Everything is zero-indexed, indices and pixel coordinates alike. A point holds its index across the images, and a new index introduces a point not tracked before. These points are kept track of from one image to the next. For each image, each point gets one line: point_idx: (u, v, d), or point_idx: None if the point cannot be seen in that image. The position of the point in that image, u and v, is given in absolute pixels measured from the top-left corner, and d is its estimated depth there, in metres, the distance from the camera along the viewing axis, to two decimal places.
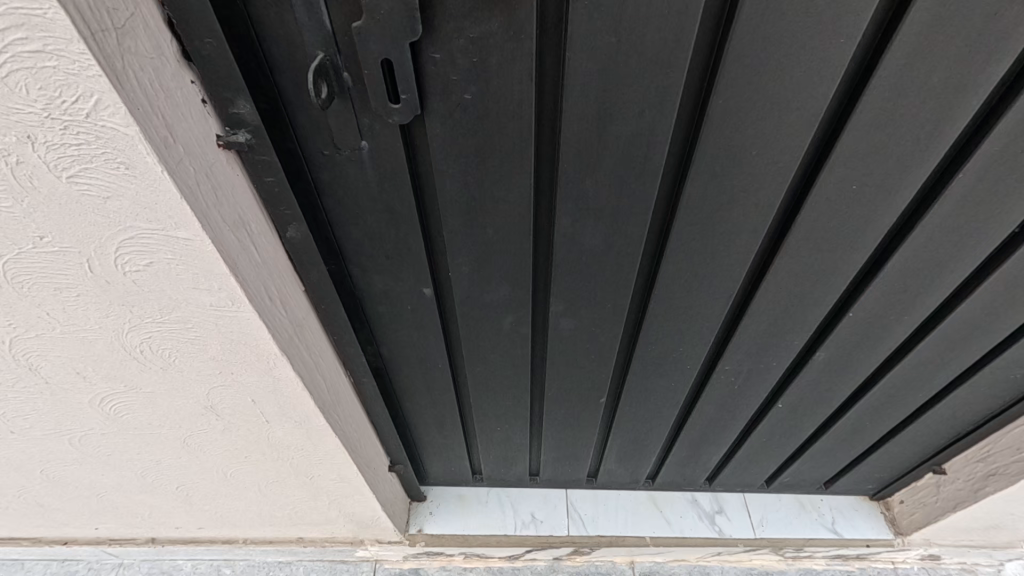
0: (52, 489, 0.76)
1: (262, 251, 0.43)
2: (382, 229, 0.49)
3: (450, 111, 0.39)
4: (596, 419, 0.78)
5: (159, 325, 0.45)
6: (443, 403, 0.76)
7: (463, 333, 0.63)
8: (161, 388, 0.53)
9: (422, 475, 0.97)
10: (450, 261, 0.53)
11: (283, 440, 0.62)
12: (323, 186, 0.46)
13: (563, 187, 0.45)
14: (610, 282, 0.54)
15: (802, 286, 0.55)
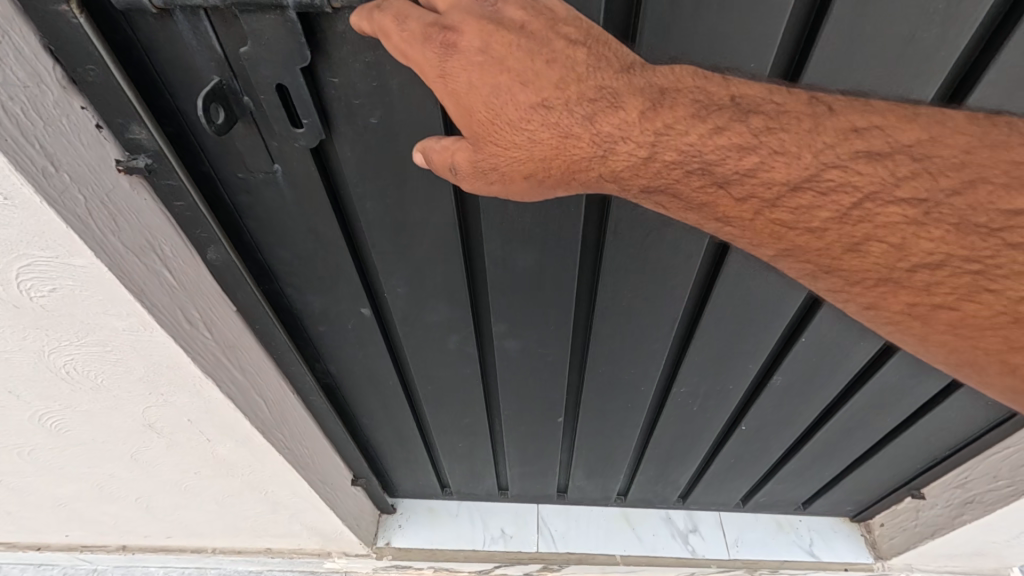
0: (13, 499, 0.76)
1: (178, 274, 0.42)
2: (310, 251, 0.48)
3: (358, 134, 0.38)
4: (558, 437, 0.77)
5: (78, 348, 0.43)
6: (400, 418, 0.75)
7: (409, 351, 0.61)
8: (93, 411, 0.51)
9: (390, 487, 0.96)
10: (384, 281, 0.52)
11: (228, 457, 0.60)
12: (244, 207, 0.45)
13: (486, 210, 0.44)
14: (549, 303, 0.52)
15: (750, 311, 0.53)
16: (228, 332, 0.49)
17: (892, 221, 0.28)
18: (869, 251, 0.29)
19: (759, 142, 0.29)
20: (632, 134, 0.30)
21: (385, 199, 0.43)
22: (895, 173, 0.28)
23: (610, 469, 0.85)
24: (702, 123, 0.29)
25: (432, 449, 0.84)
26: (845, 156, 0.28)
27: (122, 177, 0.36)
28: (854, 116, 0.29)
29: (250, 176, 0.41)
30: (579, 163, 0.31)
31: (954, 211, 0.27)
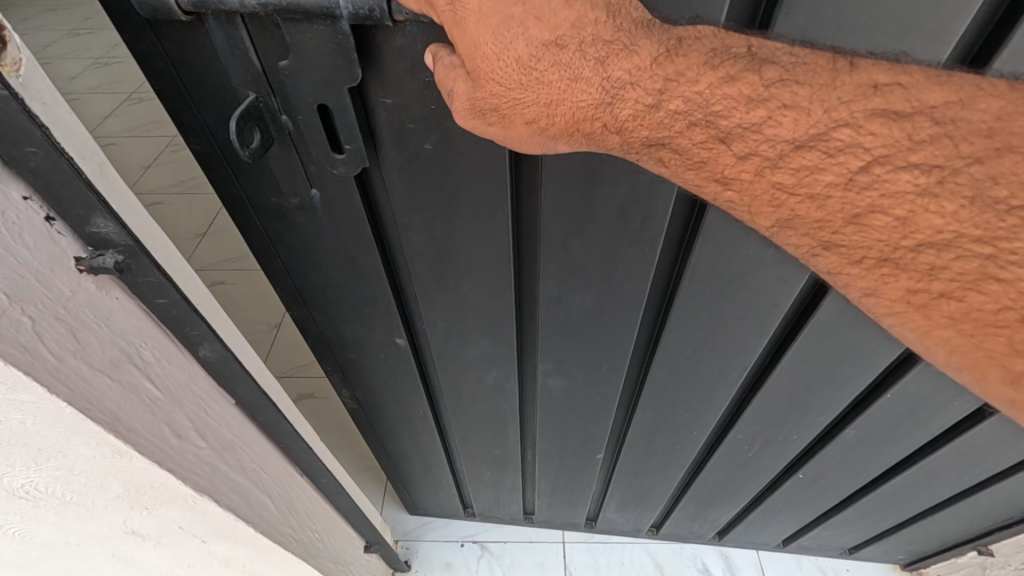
0: None
1: (161, 384, 0.33)
2: (345, 280, 0.44)
3: (408, 162, 0.33)
4: (594, 471, 0.72)
5: (27, 493, 0.32)
6: (427, 445, 0.70)
7: (444, 383, 0.57)
8: (52, 551, 0.41)
9: (411, 506, 0.92)
10: (423, 313, 0.47)
11: (227, 561, 0.51)
12: (274, 234, 0.40)
13: (547, 246, 0.38)
14: (603, 344, 0.47)
15: (835, 361, 0.46)
16: (224, 432, 0.40)
17: (897, 191, 0.24)
18: (949, 269, 0.24)
19: (771, 94, 0.24)
20: (643, 80, 0.24)
21: (431, 231, 0.38)
22: (912, 138, 0.23)
23: (646, 505, 0.80)
24: (713, 70, 0.24)
25: (457, 476, 0.80)
26: (860, 115, 0.23)
27: (85, 279, 0.27)
28: (878, 71, 0.24)
29: (283, 202, 0.37)
30: (588, 111, 0.25)
31: (971, 184, 0.23)
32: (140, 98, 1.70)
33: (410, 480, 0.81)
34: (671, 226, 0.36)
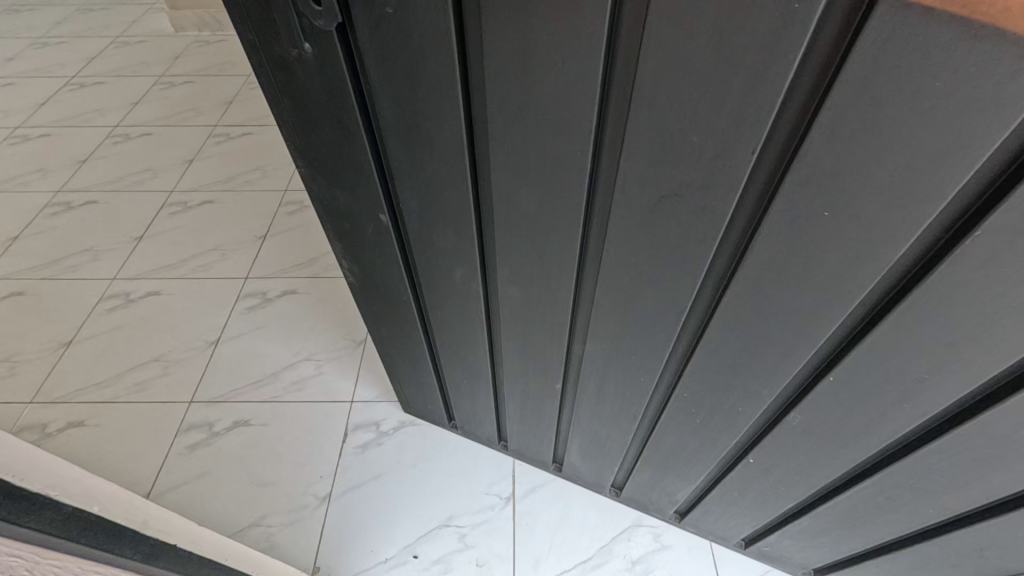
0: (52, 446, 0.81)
1: None
2: (336, 143, 0.50)
3: (376, 25, 0.38)
4: (557, 403, 0.75)
5: None
6: (414, 337, 0.78)
7: (422, 273, 0.62)
8: None
9: (404, 402, 1.01)
10: (398, 192, 0.52)
11: None
12: (282, 86, 0.47)
13: (494, 135, 0.42)
14: (550, 255, 0.50)
15: (772, 323, 0.44)
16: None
17: None
18: None
19: None
20: None
21: (399, 100, 0.43)
22: None
23: (605, 454, 0.82)
24: None
25: (438, 379, 0.87)
26: None
27: None
28: None
29: (286, 51, 0.43)
30: None
31: None
32: (80, 84, 1.83)
33: (400, 371, 0.90)
34: (604, 128, 0.38)
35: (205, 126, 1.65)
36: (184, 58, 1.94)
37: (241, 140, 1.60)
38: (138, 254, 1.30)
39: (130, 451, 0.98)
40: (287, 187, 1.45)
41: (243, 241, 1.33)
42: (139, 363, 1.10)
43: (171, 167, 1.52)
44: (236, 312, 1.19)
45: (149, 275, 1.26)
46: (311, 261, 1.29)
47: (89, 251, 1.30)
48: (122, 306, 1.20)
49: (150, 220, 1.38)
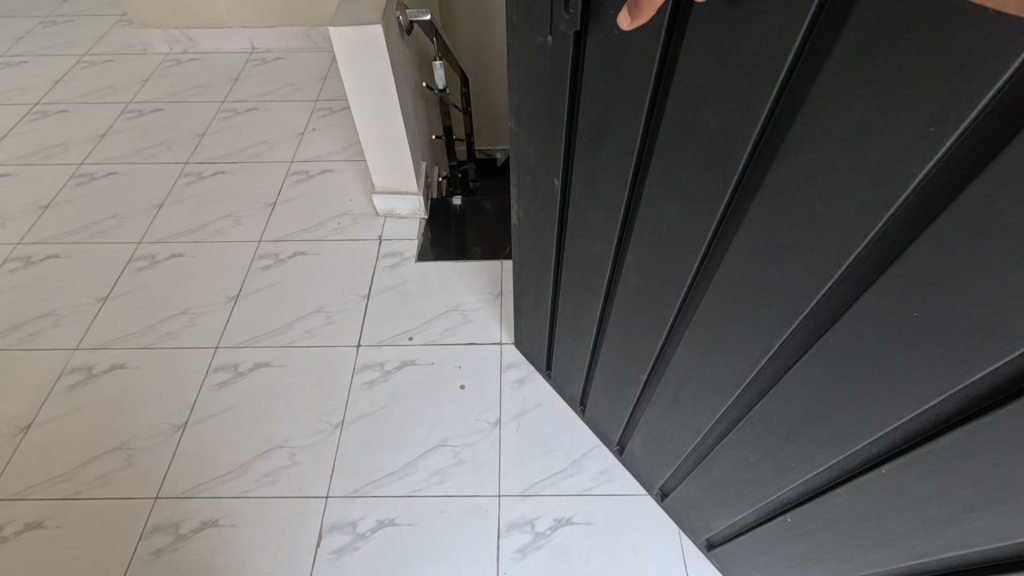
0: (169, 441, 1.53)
1: None
2: (545, 121, 1.04)
3: (595, 55, 0.84)
4: (638, 359, 1.18)
5: None
6: (541, 259, 1.35)
7: (567, 217, 1.14)
8: None
9: (521, 314, 1.67)
10: (573, 163, 1.03)
11: None
12: (527, 79, 1.02)
13: (660, 152, 0.83)
14: (686, 257, 0.89)
15: (837, 375, 0.74)
16: None
17: None
18: None
19: None
20: None
21: (586, 89, 0.90)
22: None
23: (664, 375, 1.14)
24: None
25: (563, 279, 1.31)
26: None
27: None
28: None
29: (535, 41, 0.94)
30: None
31: None
32: (43, 115, 3.14)
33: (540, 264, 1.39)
34: (752, 179, 0.72)
35: (171, 171, 2.82)
36: (206, 137, 2.99)
37: (157, 151, 2.90)
38: (129, 385, 2.09)
39: (114, 528, 1.77)
40: (261, 238, 2.51)
41: (212, 305, 2.29)
42: (110, 449, 1.92)
43: (139, 215, 2.60)
44: (215, 386, 2.08)
45: (109, 344, 2.18)
46: (293, 323, 2.27)
47: (116, 369, 2.12)
48: (115, 462, 1.90)
49: (132, 355, 2.16)
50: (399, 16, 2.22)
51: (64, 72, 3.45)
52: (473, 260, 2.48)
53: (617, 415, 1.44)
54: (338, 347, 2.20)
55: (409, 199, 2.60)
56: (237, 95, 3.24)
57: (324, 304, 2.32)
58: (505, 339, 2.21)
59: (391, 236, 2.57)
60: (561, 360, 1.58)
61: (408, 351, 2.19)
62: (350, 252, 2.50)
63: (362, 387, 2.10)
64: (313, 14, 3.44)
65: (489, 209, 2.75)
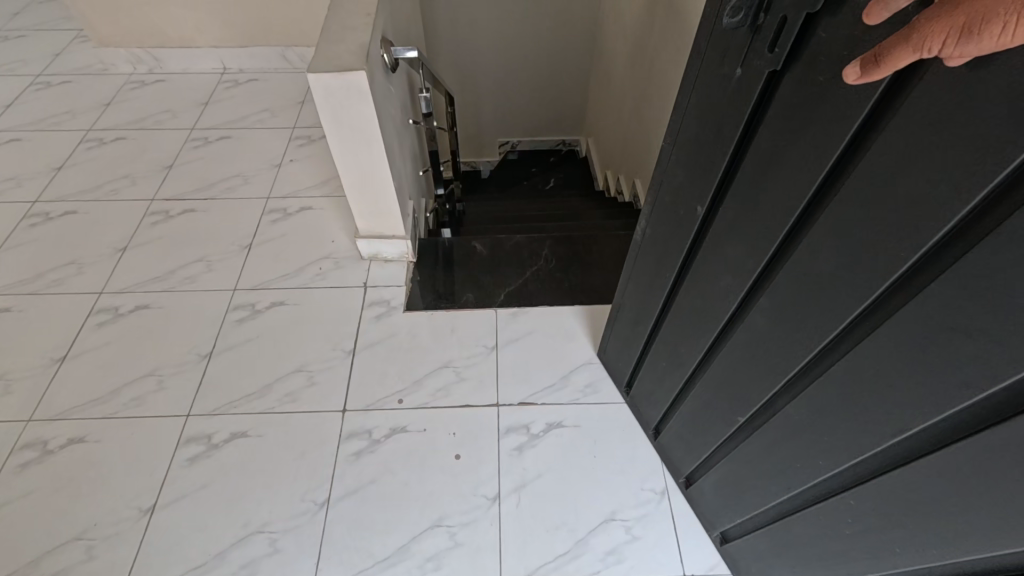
0: (211, 400, 2.25)
1: None
2: (714, 146, 1.23)
3: (786, 99, 0.99)
4: (760, 374, 1.35)
5: None
6: (674, 263, 1.57)
7: (715, 232, 1.34)
8: None
9: (633, 301, 1.92)
10: (734, 188, 1.22)
11: None
12: (708, 107, 1.21)
13: (836, 199, 0.96)
14: (844, 297, 1.02)
15: (995, 423, 0.84)
16: None
17: None
18: None
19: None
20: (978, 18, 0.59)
21: (766, 128, 1.07)
22: None
23: (794, 383, 1.26)
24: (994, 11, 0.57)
25: (706, 285, 1.45)
26: None
27: None
28: None
29: (733, 75, 1.09)
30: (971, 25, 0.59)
31: None
32: None
33: (687, 268, 1.54)
34: (943, 244, 0.82)
35: (125, 235, 2.85)
36: (175, 168, 3.19)
37: (148, 184, 3.09)
38: (87, 463, 2.09)
39: None
40: (234, 286, 2.63)
41: (186, 364, 2.37)
42: (69, 539, 1.93)
43: (106, 260, 2.73)
44: (185, 462, 2.10)
45: (66, 417, 2.20)
46: (273, 384, 2.30)
47: (74, 444, 2.14)
48: (74, 557, 1.90)
49: (87, 428, 2.18)
50: (385, 55, 2.21)
51: (8, 90, 3.63)
52: (464, 309, 2.56)
53: (731, 419, 1.56)
54: (318, 411, 2.23)
55: (397, 243, 2.66)
56: (205, 121, 3.49)
57: (306, 363, 2.37)
58: (500, 401, 2.25)
59: (376, 281, 2.66)
60: (680, 362, 1.73)
61: (399, 417, 2.21)
62: (333, 302, 2.58)
63: (349, 459, 2.11)
64: (299, 36, 3.78)
65: (479, 250, 2.84)
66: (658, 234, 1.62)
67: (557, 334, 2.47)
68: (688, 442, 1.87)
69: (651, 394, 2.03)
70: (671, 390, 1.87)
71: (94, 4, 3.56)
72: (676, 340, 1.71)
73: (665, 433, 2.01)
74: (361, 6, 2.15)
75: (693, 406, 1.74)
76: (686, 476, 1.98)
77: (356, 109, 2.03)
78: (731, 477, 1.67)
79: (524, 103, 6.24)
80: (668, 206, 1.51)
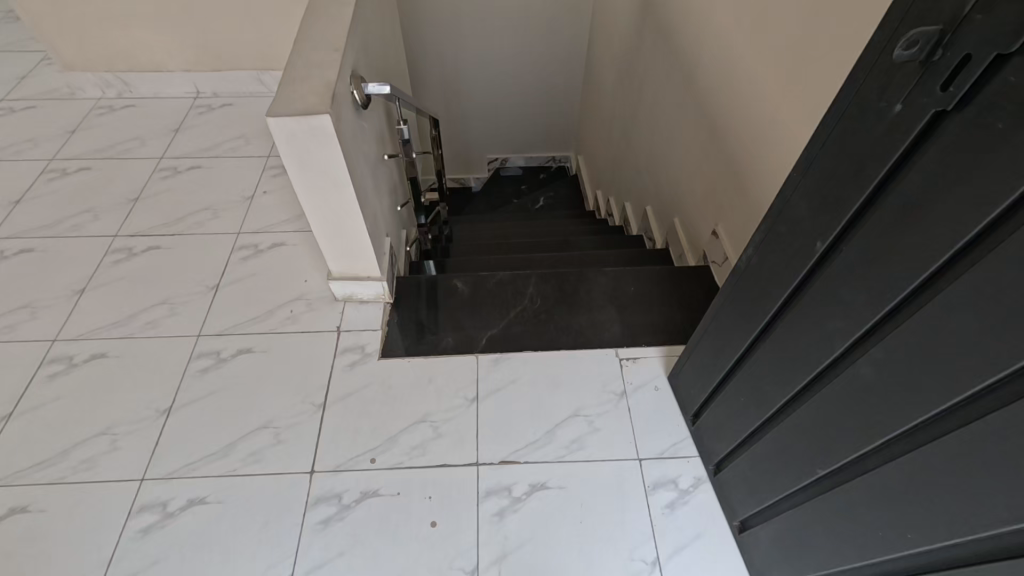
0: (168, 462, 2.08)
1: None
2: (850, 181, 1.17)
3: (951, 142, 0.94)
4: (856, 426, 1.29)
5: None
6: (774, 297, 1.51)
7: (828, 271, 1.28)
8: None
9: (718, 327, 1.86)
10: (863, 227, 1.16)
11: None
12: (848, 139, 1.15)
13: (993, 257, 0.91)
14: (978, 362, 0.97)
15: None
16: None
17: None
18: None
19: None
20: None
21: (917, 171, 1.02)
22: None
23: (897, 441, 1.20)
24: None
25: (807, 325, 1.40)
26: None
27: None
28: None
29: (891, 110, 1.03)
30: None
31: None
32: None
33: (787, 304, 1.48)
34: None
35: (84, 275, 2.68)
36: (141, 201, 3.03)
37: (111, 219, 2.92)
38: (30, 536, 1.92)
39: None
40: (198, 331, 2.47)
41: (142, 420, 2.20)
42: None
43: (63, 302, 2.57)
44: (136, 533, 1.93)
45: (9, 483, 2.03)
46: (238, 441, 2.14)
47: (16, 514, 1.97)
48: None
49: (32, 495, 2.01)
50: (355, 92, 2.07)
51: None
52: (445, 354, 2.41)
53: (809, 467, 1.51)
54: (285, 473, 2.07)
55: (371, 285, 2.52)
56: (176, 149, 3.33)
57: (272, 419, 2.20)
58: (480, 460, 2.11)
59: (350, 324, 2.50)
60: (762, 399, 1.68)
61: (369, 482, 2.05)
62: (305, 348, 2.42)
63: (316, 527, 1.95)
64: (274, 60, 3.64)
65: (460, 289, 2.69)
66: (758, 265, 1.56)
67: (542, 383, 2.33)
68: (752, 484, 1.82)
69: (720, 427, 1.97)
70: (745, 427, 1.81)
71: (59, 27, 3.41)
72: (761, 376, 1.65)
73: (727, 472, 1.95)
74: (329, 39, 2.01)
75: (767, 447, 1.68)
76: (741, 519, 1.93)
77: (320, 151, 1.88)
78: (798, 527, 1.60)
79: (512, 121, 6.12)
80: (777, 236, 1.45)
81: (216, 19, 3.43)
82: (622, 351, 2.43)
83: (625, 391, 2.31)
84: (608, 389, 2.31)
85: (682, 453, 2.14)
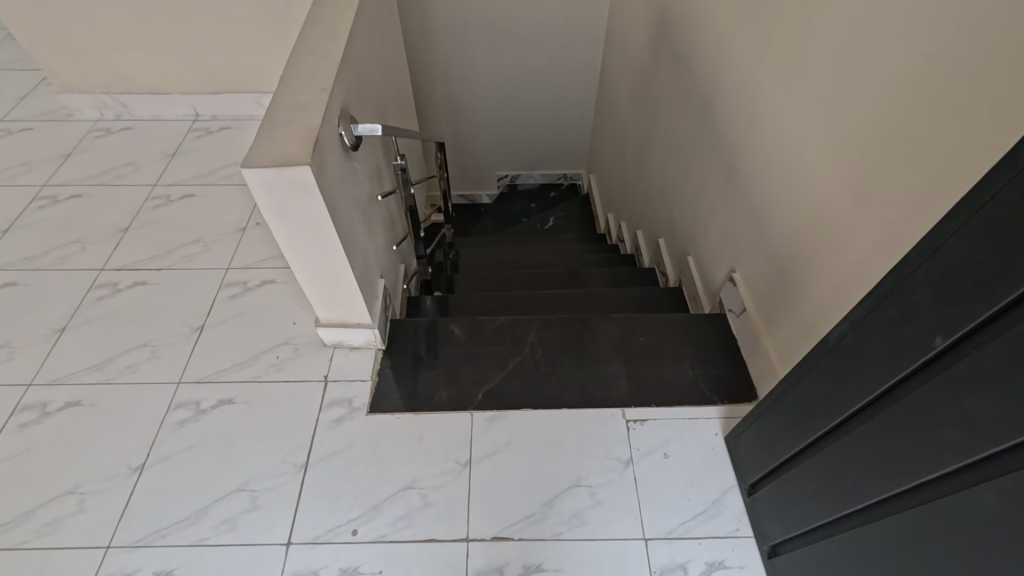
0: (135, 528, 1.94)
1: None
2: (991, 278, 0.98)
3: None
4: (965, 559, 1.10)
5: None
6: (871, 386, 1.32)
7: (944, 375, 1.09)
8: None
9: (790, 402, 1.67)
10: (999, 334, 0.97)
11: None
12: (994, 230, 0.97)
13: None
14: None
15: None
16: None
17: None
18: None
19: None
20: None
21: None
22: None
23: None
24: None
25: (908, 428, 1.20)
26: None
27: None
28: None
29: None
30: None
31: None
32: None
33: (886, 397, 1.29)
34: None
35: (65, 312, 2.57)
36: (130, 231, 2.91)
37: (98, 251, 2.82)
38: None
39: None
40: (178, 378, 2.34)
41: (112, 478, 2.06)
42: None
43: (42, 341, 2.46)
44: None
45: None
46: (212, 504, 2.00)
47: None
48: None
49: None
50: (343, 134, 1.93)
51: None
52: (437, 411, 2.24)
53: None
54: (260, 543, 1.92)
55: (362, 332, 2.36)
56: (169, 175, 3.22)
57: (250, 480, 2.06)
58: (471, 535, 1.94)
59: (336, 374, 2.35)
60: (839, 493, 1.48)
61: (349, 557, 1.89)
62: (289, 399, 2.27)
63: None
64: (272, 82, 3.52)
65: (457, 335, 2.52)
66: (853, 346, 1.37)
67: (542, 447, 2.14)
68: None
69: (781, 510, 1.78)
70: (814, 516, 1.61)
71: (56, 50, 3.33)
72: (841, 468, 1.46)
73: (787, 559, 1.77)
74: (314, 77, 1.87)
75: (841, 547, 1.49)
76: None
77: (304, 203, 1.74)
78: None
79: (524, 139, 5.98)
80: (885, 318, 1.26)
81: (215, 41, 3.33)
82: (629, 412, 2.24)
83: (631, 458, 2.12)
84: (612, 456, 2.12)
85: (693, 534, 1.95)
